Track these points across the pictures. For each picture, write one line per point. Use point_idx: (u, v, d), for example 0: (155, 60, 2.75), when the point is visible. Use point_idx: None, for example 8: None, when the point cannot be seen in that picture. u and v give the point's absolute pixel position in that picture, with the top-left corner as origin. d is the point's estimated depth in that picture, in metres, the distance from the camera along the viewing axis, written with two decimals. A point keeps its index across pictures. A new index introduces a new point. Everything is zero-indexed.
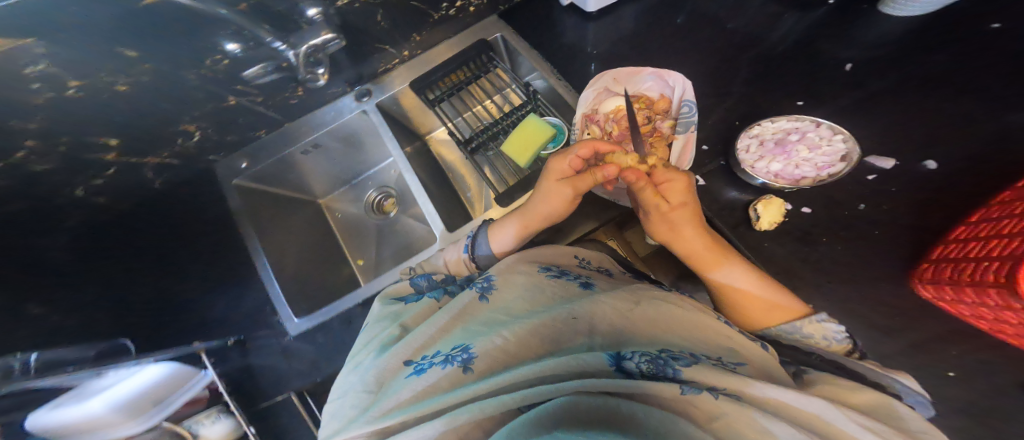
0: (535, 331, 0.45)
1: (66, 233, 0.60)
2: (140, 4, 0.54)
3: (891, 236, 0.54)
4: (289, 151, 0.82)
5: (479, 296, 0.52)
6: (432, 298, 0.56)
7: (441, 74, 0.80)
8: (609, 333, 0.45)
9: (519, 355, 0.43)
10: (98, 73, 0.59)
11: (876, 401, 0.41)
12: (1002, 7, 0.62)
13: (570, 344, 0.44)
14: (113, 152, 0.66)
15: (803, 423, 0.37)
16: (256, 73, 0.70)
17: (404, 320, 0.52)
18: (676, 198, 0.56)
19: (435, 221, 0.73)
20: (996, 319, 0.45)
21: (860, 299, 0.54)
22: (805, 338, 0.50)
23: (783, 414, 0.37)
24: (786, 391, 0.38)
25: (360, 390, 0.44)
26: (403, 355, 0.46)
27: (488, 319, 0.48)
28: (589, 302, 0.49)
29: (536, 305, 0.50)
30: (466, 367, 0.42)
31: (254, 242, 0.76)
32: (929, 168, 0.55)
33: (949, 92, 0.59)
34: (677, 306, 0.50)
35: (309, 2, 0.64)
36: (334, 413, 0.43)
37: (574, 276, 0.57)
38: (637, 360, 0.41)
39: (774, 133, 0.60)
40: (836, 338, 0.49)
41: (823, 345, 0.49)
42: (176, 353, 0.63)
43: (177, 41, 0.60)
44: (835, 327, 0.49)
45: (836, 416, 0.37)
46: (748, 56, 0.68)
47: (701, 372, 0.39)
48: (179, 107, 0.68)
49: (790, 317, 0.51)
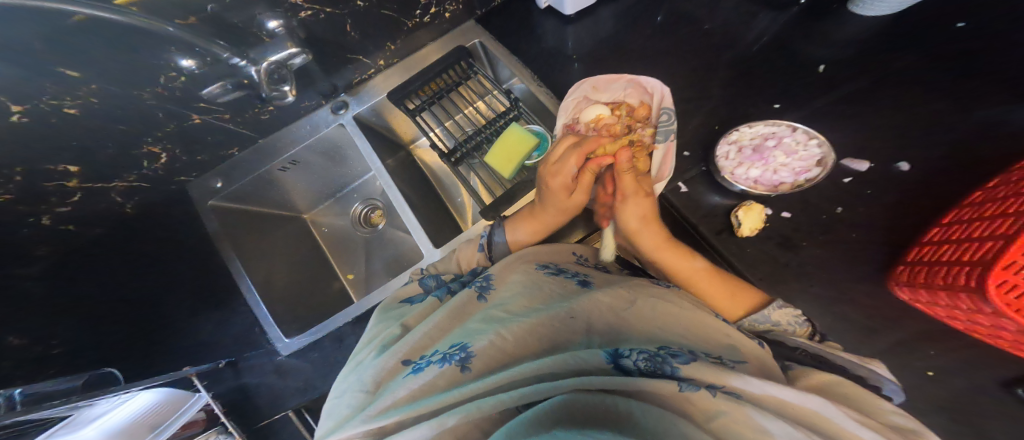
0: (533, 329, 0.45)
1: (39, 262, 0.55)
2: (73, 18, 0.49)
3: (867, 237, 0.56)
4: (268, 168, 0.79)
5: (478, 297, 0.53)
6: (436, 297, 0.56)
7: (419, 83, 0.78)
8: (606, 332, 0.46)
9: (517, 354, 0.43)
10: (41, 96, 0.54)
11: (860, 395, 0.42)
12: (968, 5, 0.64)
13: (569, 344, 0.44)
14: (74, 179, 0.60)
15: (798, 418, 0.37)
16: (216, 90, 0.62)
17: (406, 320, 0.52)
18: (647, 188, 0.63)
19: (421, 236, 0.72)
20: (972, 320, 0.45)
21: (840, 299, 0.56)
22: (774, 326, 0.52)
23: (777, 410, 0.37)
24: (782, 387, 0.38)
25: (356, 388, 0.44)
26: (401, 354, 0.46)
27: (486, 317, 0.48)
28: (587, 299, 0.49)
29: (534, 302, 0.49)
30: (464, 366, 0.42)
31: (236, 265, 0.73)
32: (903, 169, 0.58)
33: (917, 90, 0.62)
34: (674, 304, 0.50)
35: (269, 14, 0.62)
36: (329, 412, 0.43)
37: (572, 274, 0.57)
38: (635, 358, 0.41)
39: (753, 139, 0.62)
40: (799, 323, 0.52)
41: (790, 331, 0.51)
42: (168, 378, 0.60)
43: (127, 54, 0.57)
44: (795, 313, 0.52)
45: (831, 411, 0.37)
46: (725, 59, 0.70)
47: (699, 368, 0.39)
48: (138, 128, 0.65)
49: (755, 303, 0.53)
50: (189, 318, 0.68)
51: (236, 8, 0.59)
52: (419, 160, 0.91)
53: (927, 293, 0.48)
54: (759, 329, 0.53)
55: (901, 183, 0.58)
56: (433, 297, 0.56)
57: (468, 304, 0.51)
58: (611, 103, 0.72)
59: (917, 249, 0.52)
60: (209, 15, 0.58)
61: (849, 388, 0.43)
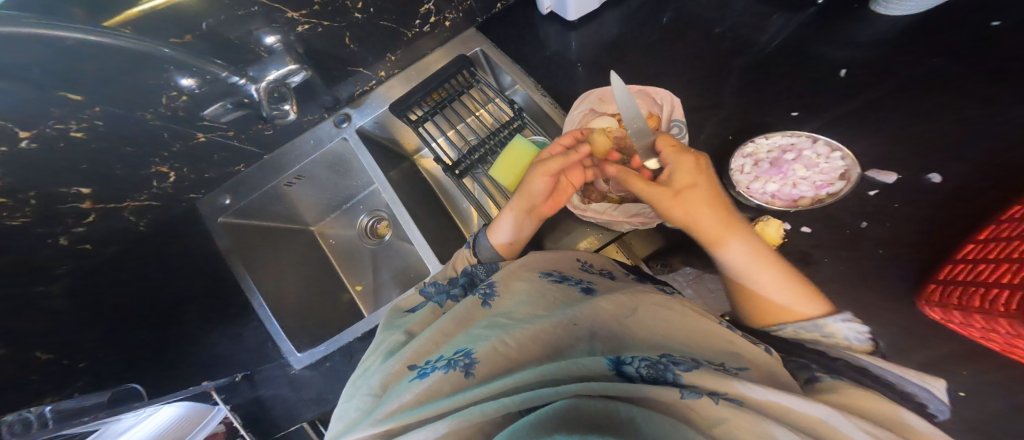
0: (535, 336, 0.42)
1: (60, 279, 0.54)
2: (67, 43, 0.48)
3: (895, 252, 0.59)
4: (272, 185, 0.79)
5: (481, 302, 0.50)
6: (436, 304, 0.55)
7: (421, 94, 0.77)
8: (609, 338, 0.43)
9: (521, 361, 0.41)
10: (47, 120, 0.52)
11: (884, 410, 0.38)
12: (1001, 5, 0.63)
13: (570, 350, 0.41)
14: (87, 200, 0.59)
15: (806, 429, 0.34)
16: (216, 111, 0.61)
17: (409, 327, 0.51)
18: (685, 181, 0.57)
19: (427, 252, 0.71)
20: (1007, 342, 0.48)
21: (852, 302, 0.61)
22: (824, 338, 0.49)
23: (786, 419, 0.34)
24: (787, 396, 0.35)
25: (363, 392, 0.42)
26: (405, 359, 0.44)
27: (490, 323, 0.46)
28: (589, 306, 0.46)
29: (536, 310, 0.47)
30: (468, 372, 0.40)
31: (248, 282, 0.74)
32: (933, 181, 0.60)
33: (943, 94, 0.62)
34: (678, 312, 0.47)
35: (266, 30, 0.60)
36: (338, 414, 0.42)
37: (575, 281, 0.54)
38: (637, 364, 0.38)
39: (769, 152, 0.65)
40: (857, 338, 0.48)
41: (846, 345, 0.48)
42: (188, 392, 0.61)
43: (129, 75, 0.55)
44: (858, 329, 0.48)
45: (841, 420, 0.34)
46: (738, 63, 0.71)
47: (701, 376, 0.36)
48: (146, 148, 0.64)
49: (792, 318, 0.50)
50: (207, 331, 0.67)
51: (231, 24, 0.57)
52: (421, 169, 0.90)
53: (961, 314, 0.51)
54: (803, 336, 0.50)
55: (901, 190, 0.60)
56: (432, 303, 0.55)
57: (470, 311, 0.49)
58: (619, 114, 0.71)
59: (950, 266, 0.55)
60: (204, 32, 0.56)
61: (876, 404, 0.39)
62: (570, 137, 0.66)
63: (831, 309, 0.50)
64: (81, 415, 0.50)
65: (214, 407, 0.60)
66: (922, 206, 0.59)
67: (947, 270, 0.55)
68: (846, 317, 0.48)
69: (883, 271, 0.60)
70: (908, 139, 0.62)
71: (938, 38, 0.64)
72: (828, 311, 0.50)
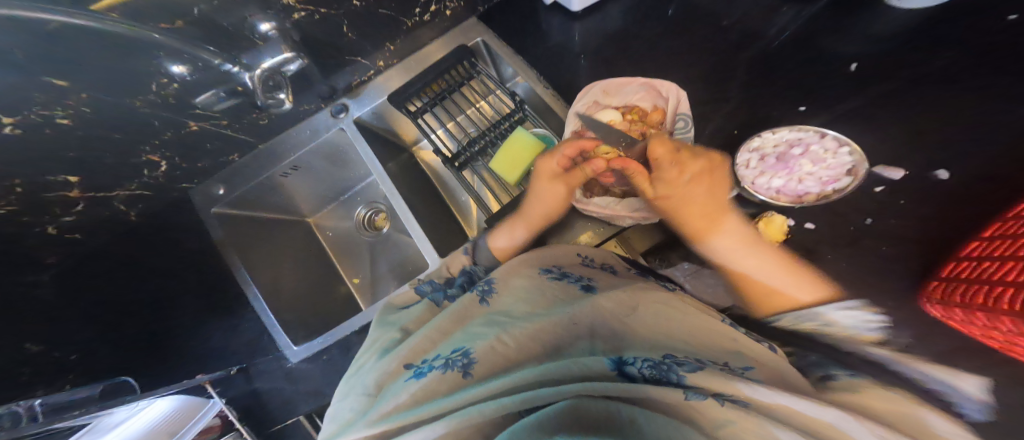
0: (535, 336, 0.42)
1: (45, 270, 0.53)
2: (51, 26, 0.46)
3: (896, 250, 0.60)
4: (266, 176, 0.76)
5: (480, 300, 0.49)
6: (432, 303, 0.54)
7: (420, 85, 0.75)
8: (610, 337, 0.42)
9: (520, 360, 0.40)
10: (31, 107, 0.50)
11: (905, 411, 0.37)
12: None
13: (571, 348, 0.41)
14: (75, 189, 0.57)
15: (816, 433, 0.33)
16: (209, 98, 0.62)
17: (405, 325, 0.50)
18: (664, 189, 0.64)
19: (427, 246, 0.70)
20: (1008, 340, 0.48)
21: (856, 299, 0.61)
22: (826, 326, 0.52)
23: (791, 420, 0.33)
24: (792, 397, 0.35)
25: (359, 392, 0.41)
26: (402, 357, 0.43)
27: (489, 321, 0.45)
28: (589, 305, 0.46)
29: (536, 308, 0.47)
30: (466, 372, 0.39)
31: (242, 272, 0.69)
32: (940, 178, 0.60)
33: (952, 90, 0.62)
34: (680, 311, 0.46)
35: (261, 16, 0.58)
36: (333, 414, 0.41)
37: (576, 277, 0.54)
38: (639, 365, 0.37)
39: (777, 147, 0.64)
40: (866, 328, 0.50)
41: (853, 334, 0.50)
42: (182, 385, 0.59)
43: (116, 59, 0.53)
44: (865, 317, 0.51)
45: (848, 422, 0.34)
46: (745, 57, 0.70)
47: (704, 377, 0.35)
48: (135, 136, 0.61)
49: (785, 305, 0.56)
50: (202, 324, 0.65)
51: (224, 10, 0.55)
52: (421, 161, 0.89)
53: (962, 311, 0.52)
54: (806, 328, 0.53)
55: (905, 188, 0.61)
56: (429, 301, 0.54)
57: (469, 308, 0.49)
58: (623, 107, 0.70)
59: (954, 264, 0.56)
60: (196, 17, 0.54)
61: (893, 406, 0.37)
62: (576, 147, 0.66)
63: (829, 297, 0.54)
64: (70, 410, 0.49)
65: (209, 400, 0.59)
66: (926, 204, 0.59)
67: (951, 268, 0.56)
68: (848, 304, 0.52)
69: (885, 268, 0.60)
70: (915, 136, 0.62)
71: (948, 33, 0.64)
72: (819, 300, 0.54)
